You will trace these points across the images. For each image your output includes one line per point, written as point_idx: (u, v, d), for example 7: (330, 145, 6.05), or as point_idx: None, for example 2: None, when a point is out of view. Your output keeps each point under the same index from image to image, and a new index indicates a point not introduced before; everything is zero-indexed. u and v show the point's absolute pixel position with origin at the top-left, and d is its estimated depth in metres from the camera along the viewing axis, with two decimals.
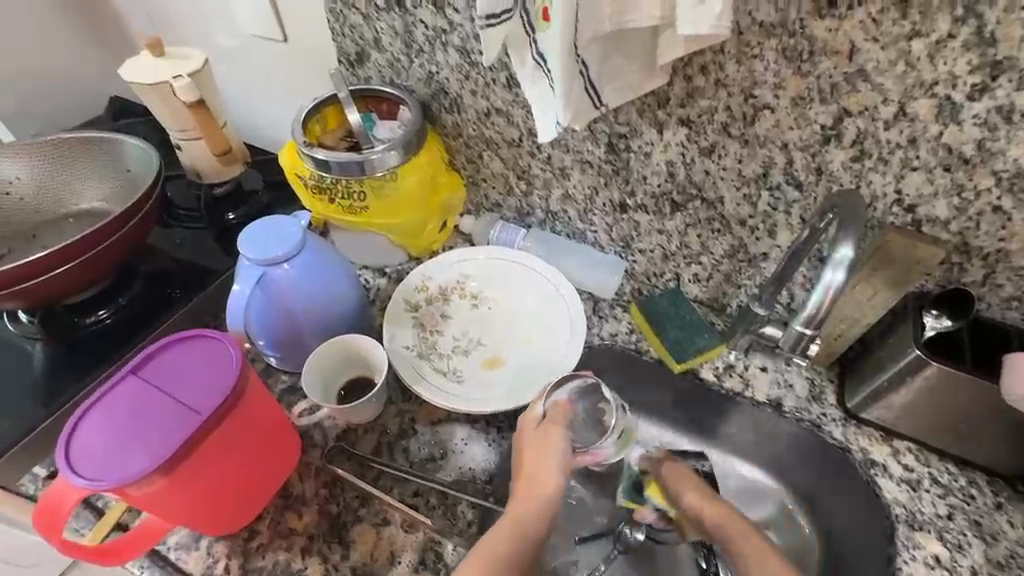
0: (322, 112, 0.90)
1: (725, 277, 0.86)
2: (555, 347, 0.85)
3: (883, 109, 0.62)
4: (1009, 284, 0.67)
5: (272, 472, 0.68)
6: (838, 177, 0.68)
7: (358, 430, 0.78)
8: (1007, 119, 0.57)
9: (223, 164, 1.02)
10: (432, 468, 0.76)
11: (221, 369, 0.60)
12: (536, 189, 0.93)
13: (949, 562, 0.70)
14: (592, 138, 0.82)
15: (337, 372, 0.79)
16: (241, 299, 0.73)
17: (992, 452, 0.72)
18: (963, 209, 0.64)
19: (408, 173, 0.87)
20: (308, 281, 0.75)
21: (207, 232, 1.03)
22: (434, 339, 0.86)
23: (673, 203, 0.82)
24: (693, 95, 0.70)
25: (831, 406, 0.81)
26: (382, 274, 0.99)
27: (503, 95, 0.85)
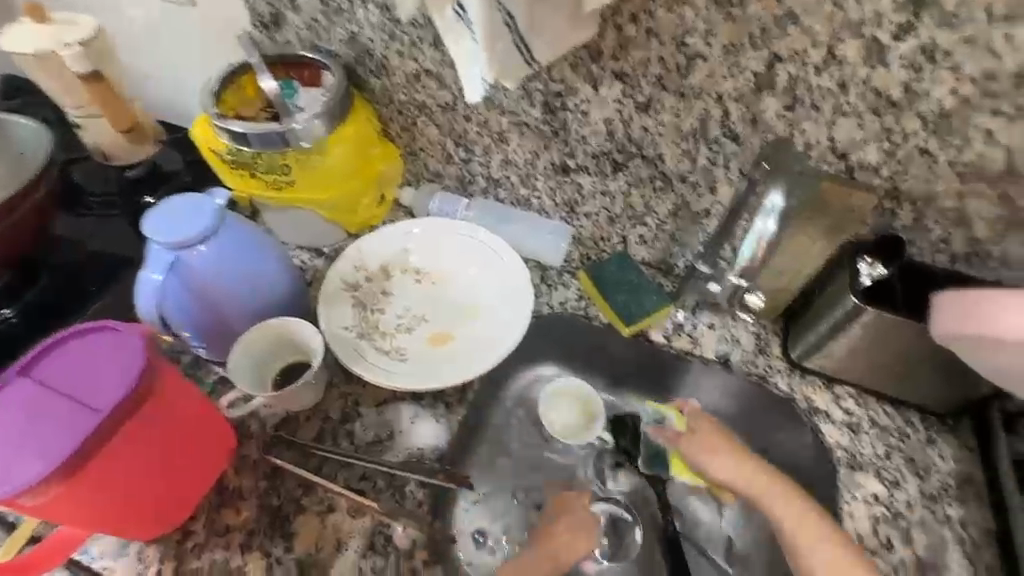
0: (238, 81, 0.83)
1: (670, 237, 0.85)
2: (501, 318, 0.82)
3: (813, 53, 0.60)
4: (937, 227, 0.68)
5: (200, 467, 0.64)
6: (772, 127, 0.67)
7: (298, 418, 0.75)
8: (931, 59, 0.57)
9: (134, 143, 0.94)
10: (378, 450, 0.73)
11: (122, 363, 0.55)
12: (475, 156, 0.89)
13: (886, 499, 0.73)
14: (527, 98, 0.78)
15: (271, 359, 0.74)
16: (153, 284, 0.67)
17: (925, 391, 0.75)
18: (892, 153, 0.64)
19: (335, 145, 0.82)
20: (228, 263, 0.70)
21: (118, 218, 0.94)
22: (375, 318, 0.82)
23: (614, 163, 0.80)
24: (626, 46, 0.67)
25: (775, 358, 0.82)
26: (319, 254, 0.93)
27: (432, 55, 0.80)
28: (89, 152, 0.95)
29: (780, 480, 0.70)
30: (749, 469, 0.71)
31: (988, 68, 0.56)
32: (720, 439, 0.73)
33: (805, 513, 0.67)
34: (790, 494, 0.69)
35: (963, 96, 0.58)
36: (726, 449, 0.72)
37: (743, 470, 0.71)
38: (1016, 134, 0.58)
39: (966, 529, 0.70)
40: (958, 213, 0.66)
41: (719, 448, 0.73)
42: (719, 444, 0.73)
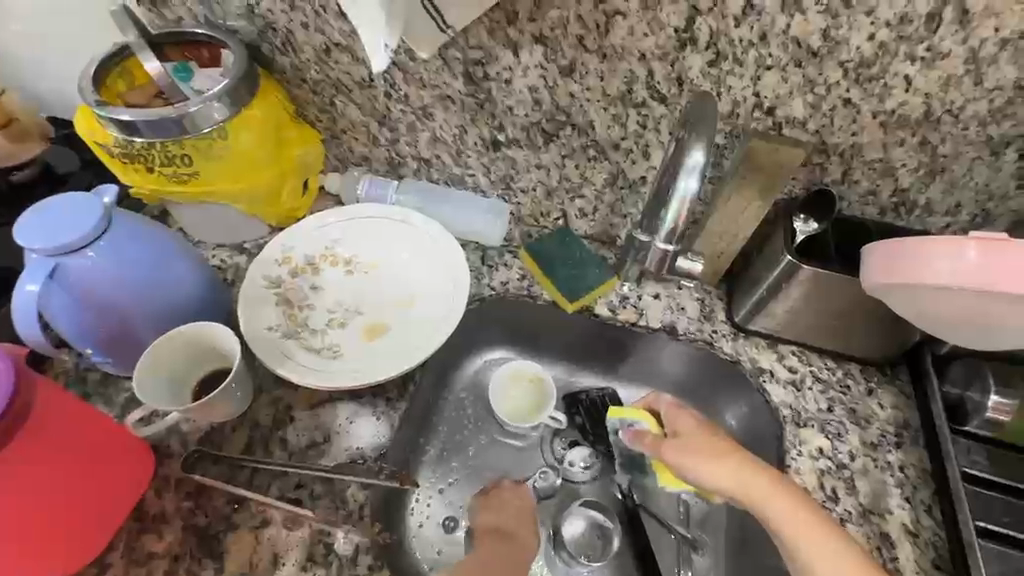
0: (124, 65, 0.75)
1: (609, 208, 0.82)
2: (438, 304, 0.78)
3: (731, 3, 0.58)
4: (865, 179, 0.68)
5: (108, 484, 0.60)
6: (698, 85, 0.65)
7: (223, 430, 0.69)
8: (847, 4, 0.55)
9: (14, 141, 0.85)
10: (315, 454, 0.69)
11: None
12: (401, 135, 0.83)
13: (831, 452, 0.73)
14: (446, 68, 0.73)
15: (187, 369, 0.68)
16: (31, 296, 0.59)
17: (863, 342, 0.76)
18: (817, 106, 0.63)
19: (240, 129, 0.75)
20: (122, 267, 0.62)
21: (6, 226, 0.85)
22: (303, 315, 0.77)
23: (545, 133, 0.76)
24: (541, 5, 0.63)
25: (721, 322, 0.82)
26: (241, 250, 0.87)
27: (339, 25, 0.73)
28: None
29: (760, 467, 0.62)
30: (737, 470, 0.62)
31: (901, 12, 0.55)
32: (703, 438, 0.65)
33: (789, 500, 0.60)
34: (783, 492, 0.60)
35: (880, 41, 0.57)
36: (711, 449, 0.64)
37: (733, 473, 0.62)
38: (933, 79, 0.58)
39: (905, 473, 0.72)
40: (883, 164, 0.66)
41: (701, 451, 0.64)
42: (700, 444, 0.65)
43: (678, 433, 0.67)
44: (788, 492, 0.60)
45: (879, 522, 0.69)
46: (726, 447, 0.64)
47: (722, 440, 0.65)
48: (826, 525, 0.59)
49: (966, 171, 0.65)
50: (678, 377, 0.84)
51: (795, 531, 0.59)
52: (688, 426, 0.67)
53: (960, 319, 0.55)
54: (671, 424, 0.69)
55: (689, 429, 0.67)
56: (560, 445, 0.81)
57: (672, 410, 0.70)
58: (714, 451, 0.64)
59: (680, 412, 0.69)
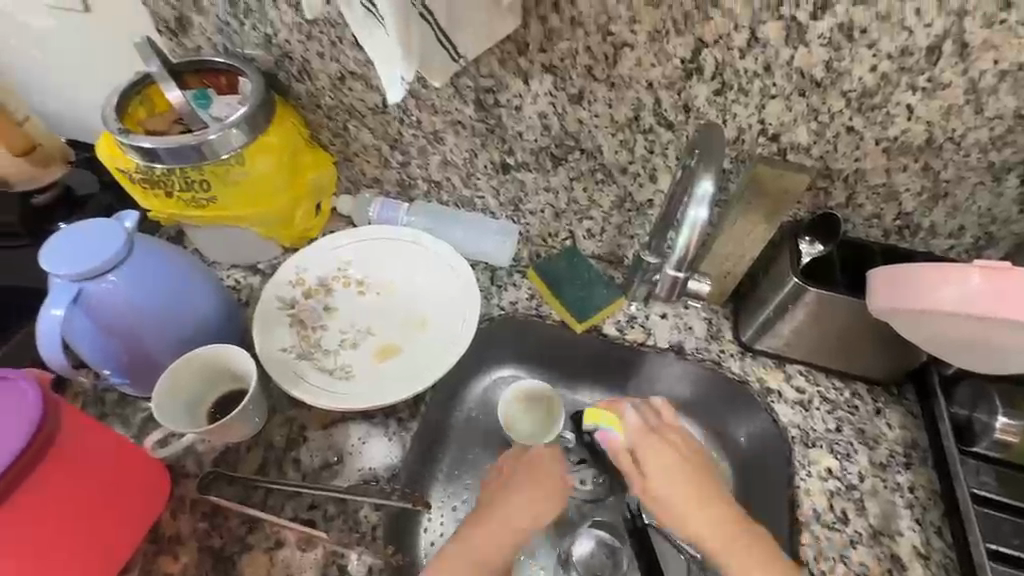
0: (145, 93, 0.77)
1: (617, 229, 0.84)
2: (449, 324, 0.79)
3: (736, 36, 0.60)
4: (869, 203, 0.69)
5: (127, 509, 0.60)
6: (704, 113, 0.67)
7: (238, 450, 0.70)
8: (849, 37, 0.57)
9: (38, 166, 0.88)
10: (328, 475, 0.70)
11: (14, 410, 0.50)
12: (412, 158, 0.85)
13: (840, 472, 0.74)
14: (458, 95, 0.75)
15: (204, 391, 0.69)
16: (56, 321, 0.61)
17: (870, 362, 0.76)
18: (821, 133, 0.64)
19: (257, 155, 0.77)
20: (142, 292, 0.64)
21: (29, 249, 0.88)
22: (316, 336, 0.78)
23: (553, 157, 0.78)
24: (551, 37, 0.65)
25: (728, 342, 0.82)
26: (254, 271, 0.88)
27: (354, 55, 0.75)
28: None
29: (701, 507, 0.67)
30: (682, 495, 0.68)
31: (902, 45, 0.56)
32: (660, 464, 0.69)
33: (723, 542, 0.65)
34: (720, 518, 0.66)
35: (882, 73, 0.59)
36: (663, 478, 0.68)
37: (677, 499, 0.68)
38: (934, 108, 0.60)
39: (915, 494, 0.72)
40: (887, 189, 0.67)
41: (656, 478, 0.68)
42: (656, 470, 0.69)
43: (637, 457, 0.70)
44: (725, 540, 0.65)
45: (889, 543, 0.70)
46: (677, 474, 0.69)
47: (676, 467, 0.69)
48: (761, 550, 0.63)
49: (969, 196, 0.66)
50: (684, 396, 0.85)
51: (725, 554, 0.64)
52: (649, 450, 0.70)
53: (968, 344, 0.55)
54: (634, 446, 0.70)
55: (650, 454, 0.69)
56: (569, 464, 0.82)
57: (636, 429, 0.71)
58: (666, 478, 0.68)
59: (644, 432, 0.70)
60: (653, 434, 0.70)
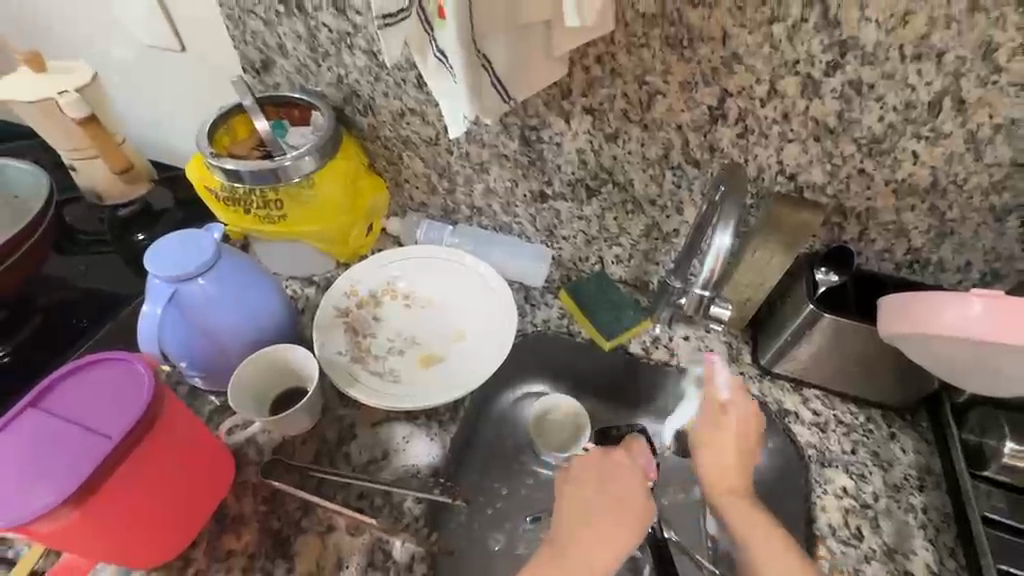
0: (230, 122, 0.88)
1: (644, 256, 0.91)
2: (487, 337, 0.86)
3: (757, 88, 0.68)
4: (880, 238, 0.75)
5: (204, 492, 0.67)
6: (727, 153, 0.74)
7: (295, 442, 0.77)
8: (858, 92, 0.65)
9: (127, 183, 0.98)
10: (375, 469, 0.76)
11: (131, 391, 0.58)
12: (458, 186, 0.94)
13: (855, 491, 0.77)
14: (505, 131, 0.84)
15: (267, 386, 0.77)
16: (155, 317, 0.70)
17: (883, 388, 0.81)
18: (835, 174, 0.71)
19: (325, 178, 0.87)
20: (225, 295, 0.72)
21: (113, 256, 0.98)
22: (367, 343, 0.86)
23: (588, 189, 0.86)
24: (593, 84, 0.74)
25: (747, 364, 0.88)
26: (310, 283, 0.97)
27: (415, 95, 0.86)
28: (83, 192, 0.99)
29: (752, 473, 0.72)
30: (738, 463, 0.72)
31: (906, 99, 0.64)
32: (742, 427, 0.73)
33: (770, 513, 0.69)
34: (738, 484, 0.71)
35: (889, 123, 0.66)
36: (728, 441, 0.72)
37: (727, 461, 0.72)
38: (937, 154, 0.66)
39: (928, 515, 0.75)
40: (897, 225, 0.74)
41: (726, 435, 0.72)
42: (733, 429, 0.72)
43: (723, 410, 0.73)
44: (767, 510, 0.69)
45: (903, 561, 0.73)
46: (740, 439, 0.72)
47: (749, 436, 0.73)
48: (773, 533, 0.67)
49: (973, 235, 0.72)
50: None
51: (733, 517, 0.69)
52: (742, 409, 0.73)
53: (976, 368, 0.60)
54: (731, 400, 0.74)
55: (740, 413, 0.73)
56: None
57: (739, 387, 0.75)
58: (734, 442, 0.72)
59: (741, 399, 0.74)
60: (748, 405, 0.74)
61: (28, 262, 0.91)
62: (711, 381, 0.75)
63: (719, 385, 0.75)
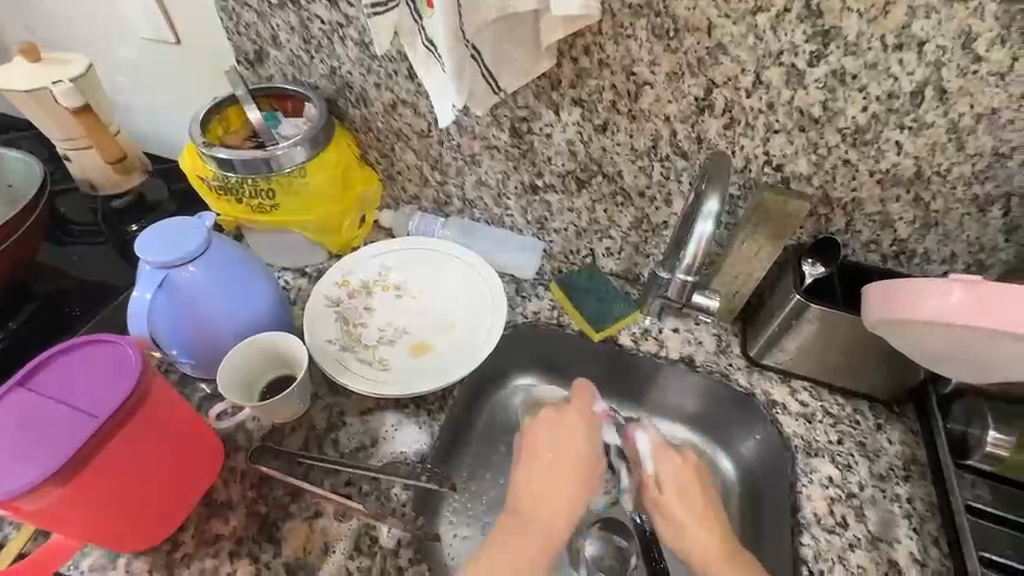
0: (223, 113, 0.89)
1: (634, 248, 0.91)
2: (477, 328, 0.87)
3: (743, 79, 0.69)
4: (866, 229, 0.76)
5: (191, 473, 0.67)
6: (715, 144, 0.75)
7: (284, 429, 0.78)
8: (842, 81, 0.65)
9: (120, 174, 0.98)
10: (363, 456, 0.77)
11: (118, 372, 0.59)
12: (450, 178, 0.95)
13: (841, 481, 0.78)
14: (496, 123, 0.85)
15: (257, 373, 0.77)
16: (145, 302, 0.71)
17: (870, 379, 0.81)
18: (820, 165, 0.72)
19: (317, 169, 0.87)
20: (216, 282, 0.73)
21: (107, 246, 0.99)
22: (358, 332, 0.86)
23: (578, 181, 0.87)
24: (581, 75, 0.75)
25: (736, 356, 0.88)
26: (303, 274, 0.97)
27: (406, 86, 0.86)
28: (77, 182, 1.00)
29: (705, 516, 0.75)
30: (692, 518, 0.75)
31: (888, 89, 0.64)
32: (678, 480, 0.77)
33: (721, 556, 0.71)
34: (708, 540, 0.73)
35: (872, 113, 0.67)
36: (671, 494, 0.77)
37: (682, 519, 0.75)
38: (920, 144, 0.67)
39: (913, 504, 0.76)
40: (882, 217, 0.74)
41: (670, 494, 0.77)
42: (672, 487, 0.77)
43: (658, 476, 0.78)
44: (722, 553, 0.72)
45: (887, 549, 0.73)
46: (690, 488, 0.77)
47: (690, 486, 0.77)
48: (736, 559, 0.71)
49: (958, 225, 0.72)
50: (691, 406, 0.92)
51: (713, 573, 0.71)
52: (668, 467, 0.78)
53: (956, 355, 0.61)
54: (658, 467, 0.79)
55: (670, 471, 0.78)
56: None
57: (660, 448, 0.80)
58: (679, 497, 0.76)
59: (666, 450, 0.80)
60: (674, 455, 0.79)
61: (25, 246, 0.89)
62: (638, 453, 0.80)
63: (642, 455, 0.80)
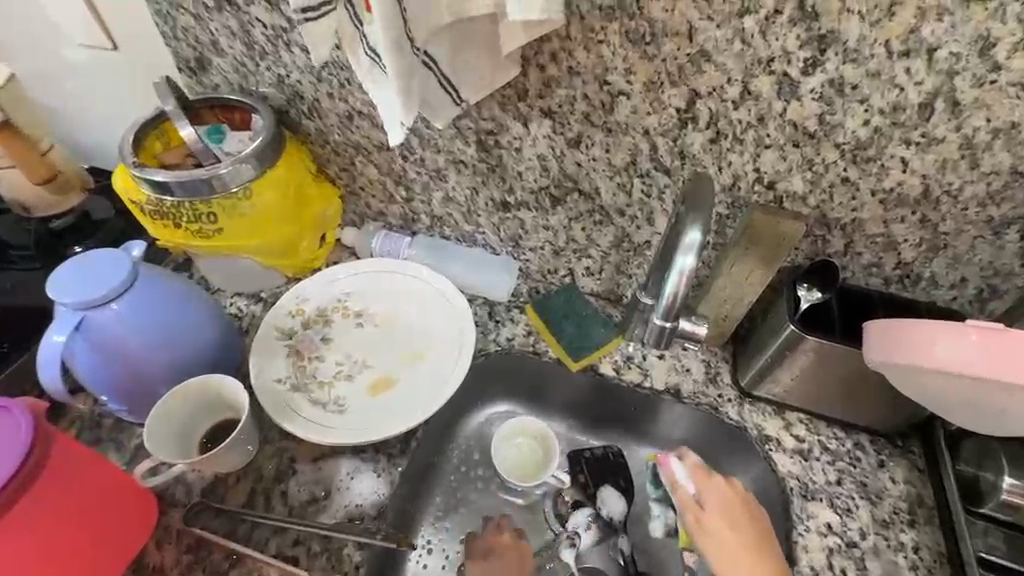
0: (162, 127, 0.81)
1: (615, 268, 0.84)
2: (443, 361, 0.80)
3: (729, 88, 0.61)
4: (867, 252, 0.69)
5: (115, 545, 0.60)
6: (700, 160, 0.67)
7: (227, 480, 0.70)
8: (840, 92, 0.58)
9: (57, 194, 0.91)
10: (314, 510, 0.70)
11: (7, 439, 0.52)
12: (415, 193, 0.87)
13: (840, 528, 0.71)
14: (460, 136, 0.77)
15: (195, 420, 0.70)
16: (58, 346, 0.63)
17: (872, 413, 0.74)
18: (816, 182, 0.65)
19: (265, 189, 0.79)
20: (143, 323, 0.65)
21: (43, 271, 0.91)
22: (312, 366, 0.79)
23: (552, 198, 0.79)
24: (550, 85, 0.67)
25: (727, 386, 0.81)
26: (257, 299, 0.90)
27: (361, 96, 0.78)
28: (10, 205, 0.93)
29: (766, 555, 0.64)
30: (749, 553, 0.64)
31: (893, 100, 0.57)
32: (726, 509, 0.67)
33: None
34: None
35: (875, 126, 0.59)
36: (720, 524, 0.66)
37: (736, 553, 0.64)
38: (929, 161, 0.60)
39: (919, 554, 0.69)
40: (885, 238, 0.67)
41: (718, 521, 0.66)
42: (720, 515, 0.67)
43: (702, 503, 0.68)
44: None
45: None
46: (744, 520, 0.66)
47: (740, 514, 0.67)
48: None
49: (969, 248, 0.65)
50: (681, 439, 0.85)
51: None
52: (715, 494, 0.68)
53: (954, 404, 0.54)
54: (701, 493, 0.69)
55: (717, 496, 0.68)
56: (564, 505, 0.81)
57: (700, 472, 0.71)
58: (729, 526, 0.66)
59: (711, 477, 0.70)
60: (722, 481, 0.69)
61: None
62: (674, 478, 0.70)
63: (682, 481, 0.70)
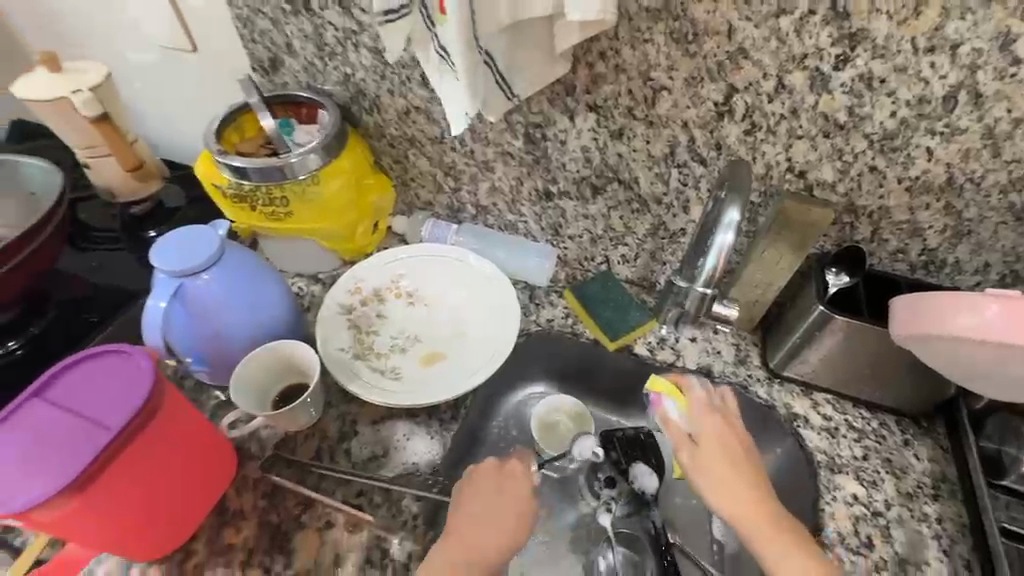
0: (239, 121, 0.89)
1: (650, 255, 0.90)
2: (489, 338, 0.86)
3: (765, 83, 0.66)
4: (893, 238, 0.73)
5: (205, 486, 0.68)
6: (735, 150, 0.73)
7: (297, 438, 0.78)
8: (870, 86, 0.63)
9: (142, 181, 1.00)
10: (375, 466, 0.77)
11: (131, 382, 0.59)
12: (463, 184, 0.94)
13: (865, 498, 0.75)
14: (509, 129, 0.84)
15: (270, 382, 0.77)
16: (159, 311, 0.70)
17: (896, 393, 0.78)
18: (845, 171, 0.69)
19: (330, 176, 0.87)
20: (228, 292, 0.73)
21: (126, 252, 1.00)
22: (370, 340, 0.86)
23: (593, 187, 0.85)
24: (597, 81, 0.74)
25: (756, 367, 0.86)
26: (316, 280, 0.98)
27: (420, 93, 0.86)
28: (99, 193, 1.02)
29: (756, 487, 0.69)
30: (741, 485, 0.68)
31: (919, 93, 0.62)
32: (721, 444, 0.71)
33: (776, 530, 0.66)
34: (759, 510, 0.67)
35: (902, 118, 0.64)
36: (716, 457, 0.70)
37: (731, 485, 0.68)
38: (953, 150, 0.64)
39: (942, 525, 0.73)
40: (910, 225, 0.72)
41: (713, 457, 0.70)
42: (716, 450, 0.70)
43: (696, 438, 0.72)
44: (776, 528, 0.66)
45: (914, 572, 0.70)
46: (738, 455, 0.71)
47: (739, 454, 0.70)
48: (786, 532, 0.66)
49: (991, 235, 0.70)
50: None
51: (767, 546, 0.65)
52: (711, 431, 0.72)
53: (973, 371, 0.59)
54: (695, 428, 0.73)
55: (713, 433, 0.72)
56: (599, 483, 0.83)
57: (694, 410, 0.74)
58: (726, 462, 0.70)
59: (708, 415, 0.73)
60: (718, 418, 0.73)
61: (44, 254, 0.89)
62: (666, 415, 0.74)
63: (677, 419, 0.74)
